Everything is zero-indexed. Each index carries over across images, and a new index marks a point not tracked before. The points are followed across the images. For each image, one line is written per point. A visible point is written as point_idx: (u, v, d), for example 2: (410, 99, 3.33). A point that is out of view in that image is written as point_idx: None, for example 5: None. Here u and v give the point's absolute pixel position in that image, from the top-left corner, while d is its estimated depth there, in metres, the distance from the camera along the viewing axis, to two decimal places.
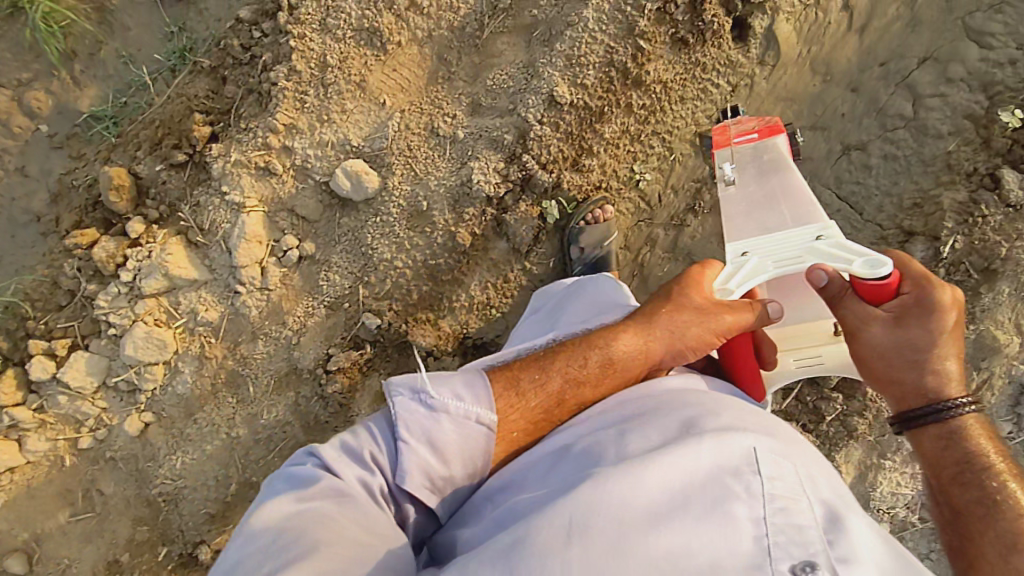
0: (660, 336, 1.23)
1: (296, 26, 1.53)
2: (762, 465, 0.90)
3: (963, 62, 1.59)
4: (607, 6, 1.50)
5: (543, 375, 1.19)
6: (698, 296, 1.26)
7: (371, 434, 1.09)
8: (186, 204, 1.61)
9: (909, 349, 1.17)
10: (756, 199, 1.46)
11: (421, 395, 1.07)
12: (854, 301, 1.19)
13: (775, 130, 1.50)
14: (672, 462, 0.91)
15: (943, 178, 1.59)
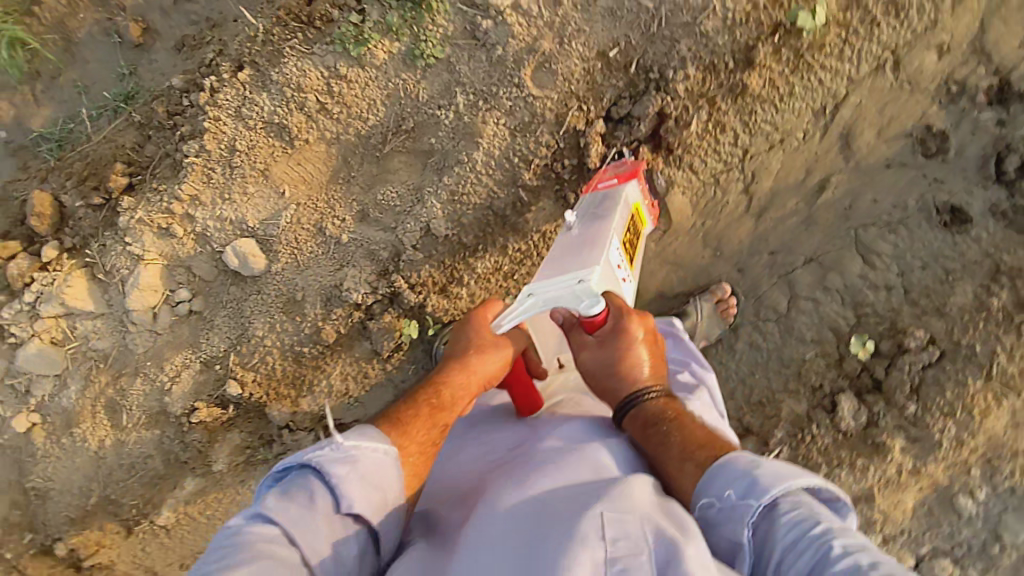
0: (472, 375, 1.31)
1: (213, 108, 1.63)
2: (616, 524, 0.96)
3: (841, 274, 1.62)
4: (496, 153, 1.57)
5: (411, 412, 1.25)
6: (482, 334, 1.36)
7: (301, 492, 1.03)
8: (95, 242, 1.75)
9: (612, 366, 1.26)
10: (578, 239, 1.31)
11: (339, 447, 1.07)
12: (579, 334, 1.28)
13: (633, 174, 1.46)
14: (524, 541, 0.98)
15: (790, 383, 1.63)
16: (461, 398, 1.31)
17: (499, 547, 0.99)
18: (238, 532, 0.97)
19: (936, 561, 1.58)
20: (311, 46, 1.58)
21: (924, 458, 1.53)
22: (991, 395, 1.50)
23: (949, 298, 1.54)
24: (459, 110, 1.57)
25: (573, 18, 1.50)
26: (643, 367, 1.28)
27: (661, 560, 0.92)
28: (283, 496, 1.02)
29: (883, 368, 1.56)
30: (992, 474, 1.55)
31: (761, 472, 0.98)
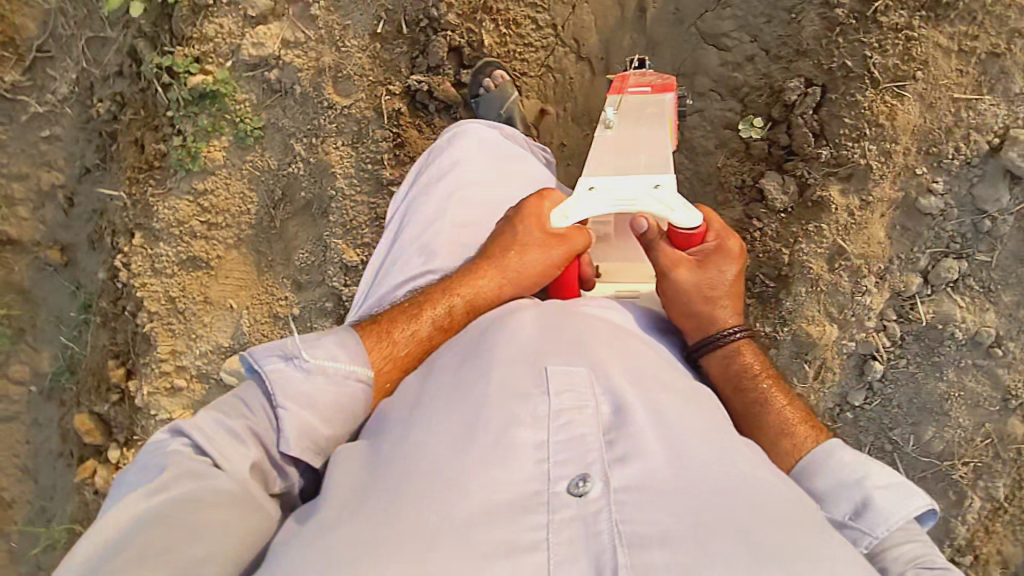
0: (509, 273, 1.10)
1: (137, 279, 1.81)
2: (565, 374, 0.85)
3: (706, 73, 1.59)
4: (354, 172, 1.67)
5: (412, 323, 1.03)
6: (533, 229, 1.13)
7: (241, 403, 0.88)
8: (135, 428, 1.97)
9: (708, 290, 1.08)
10: (625, 141, 1.22)
11: (296, 360, 0.89)
12: (670, 252, 1.09)
13: (668, 88, 1.34)
14: (467, 387, 0.85)
15: (720, 198, 1.61)
16: (482, 309, 1.08)
17: (422, 410, 0.84)
18: (163, 447, 0.83)
19: (942, 264, 1.48)
20: (165, 184, 1.73)
21: (864, 186, 1.47)
22: (888, 96, 1.42)
23: (802, 34, 1.49)
24: (304, 156, 1.68)
25: (334, 20, 1.60)
26: (731, 301, 1.10)
27: (611, 415, 0.81)
28: (220, 415, 0.86)
29: (785, 133, 1.53)
30: (940, 162, 1.43)
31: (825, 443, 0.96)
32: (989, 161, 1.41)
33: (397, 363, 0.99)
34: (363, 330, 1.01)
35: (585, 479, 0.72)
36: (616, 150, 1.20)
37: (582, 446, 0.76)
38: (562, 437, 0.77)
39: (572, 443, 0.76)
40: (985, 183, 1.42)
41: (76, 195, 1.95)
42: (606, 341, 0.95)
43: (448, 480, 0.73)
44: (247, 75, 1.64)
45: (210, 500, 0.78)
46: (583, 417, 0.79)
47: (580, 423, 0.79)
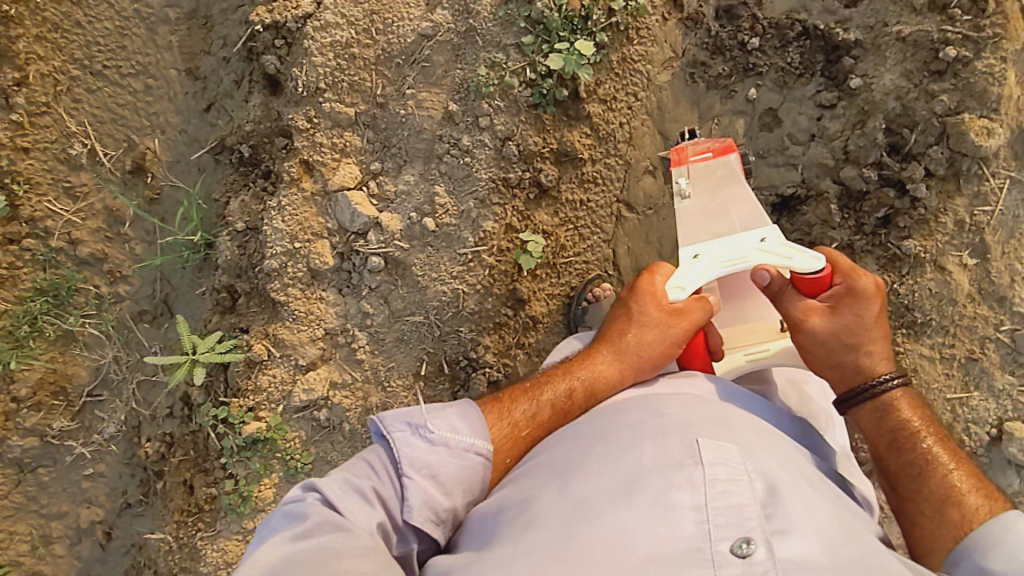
0: (630, 351, 1.36)
1: None
2: (718, 452, 1.01)
3: None
4: None
5: (531, 404, 1.29)
6: (655, 309, 1.39)
7: (372, 469, 1.09)
8: None
9: (847, 337, 1.29)
10: (709, 208, 1.55)
11: (424, 430, 1.11)
12: (798, 297, 1.32)
13: (728, 149, 1.60)
14: (631, 451, 1.02)
15: None
16: (602, 389, 1.33)
17: (593, 466, 1.02)
18: (297, 501, 1.03)
19: None
20: (213, 525, 1.76)
21: None
22: None
23: None
24: None
25: (378, 364, 1.74)
26: (875, 347, 1.31)
27: (765, 492, 0.95)
28: (348, 474, 1.07)
29: None
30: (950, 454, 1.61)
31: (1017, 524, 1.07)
32: (991, 450, 1.60)
33: (517, 440, 1.22)
34: (489, 406, 1.27)
35: (748, 542, 0.86)
36: (706, 218, 1.52)
37: (740, 511, 0.90)
38: (720, 504, 0.92)
39: (731, 510, 0.90)
40: (994, 471, 1.59)
41: (114, 530, 1.97)
42: (739, 425, 1.13)
43: (622, 544, 0.89)
44: (296, 416, 1.75)
45: (348, 540, 0.96)
46: (737, 489, 0.94)
47: (735, 493, 0.93)
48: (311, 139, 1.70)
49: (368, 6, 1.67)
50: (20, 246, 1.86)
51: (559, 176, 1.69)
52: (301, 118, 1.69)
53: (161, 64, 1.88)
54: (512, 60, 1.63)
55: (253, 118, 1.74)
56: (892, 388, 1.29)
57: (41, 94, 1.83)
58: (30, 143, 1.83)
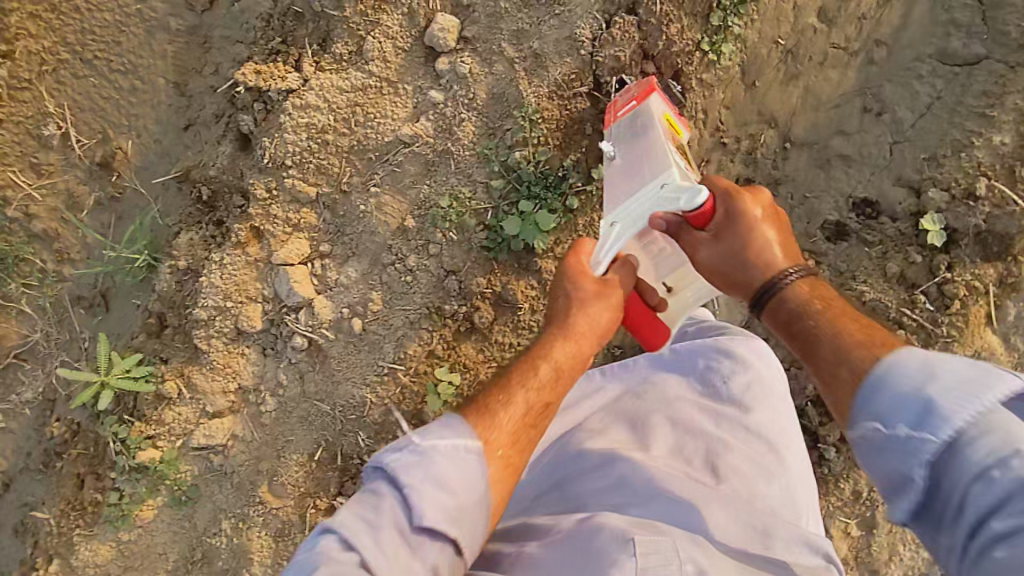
0: (580, 346, 1.16)
1: None
2: (651, 545, 1.05)
3: None
4: (270, 558, 1.85)
5: (456, 448, 1.24)
6: (580, 268, 1.23)
7: (376, 498, 0.92)
8: None
9: (738, 251, 1.14)
10: (634, 163, 1.34)
11: (415, 448, 0.93)
12: (689, 232, 1.18)
13: (648, 90, 1.38)
14: (566, 554, 1.07)
15: None
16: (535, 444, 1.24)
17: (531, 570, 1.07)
18: None
19: None
20: (90, 528, 1.91)
21: None
22: None
23: None
24: (227, 535, 1.86)
25: (280, 432, 1.81)
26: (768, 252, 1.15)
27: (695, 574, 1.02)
28: None
29: None
30: None
31: (947, 390, 0.82)
32: None
33: (441, 493, 1.18)
34: None
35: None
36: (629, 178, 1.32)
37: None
38: None
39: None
40: None
41: (13, 483, 2.05)
42: (676, 501, 1.18)
43: None
44: (192, 454, 1.84)
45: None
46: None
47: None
48: (266, 209, 1.70)
49: (353, 97, 1.62)
50: None
51: (493, 317, 1.69)
52: (261, 186, 1.69)
53: (150, 70, 1.84)
54: (477, 198, 1.60)
55: (219, 165, 1.74)
56: (790, 284, 1.10)
57: (24, 69, 1.81)
58: (4, 115, 1.83)
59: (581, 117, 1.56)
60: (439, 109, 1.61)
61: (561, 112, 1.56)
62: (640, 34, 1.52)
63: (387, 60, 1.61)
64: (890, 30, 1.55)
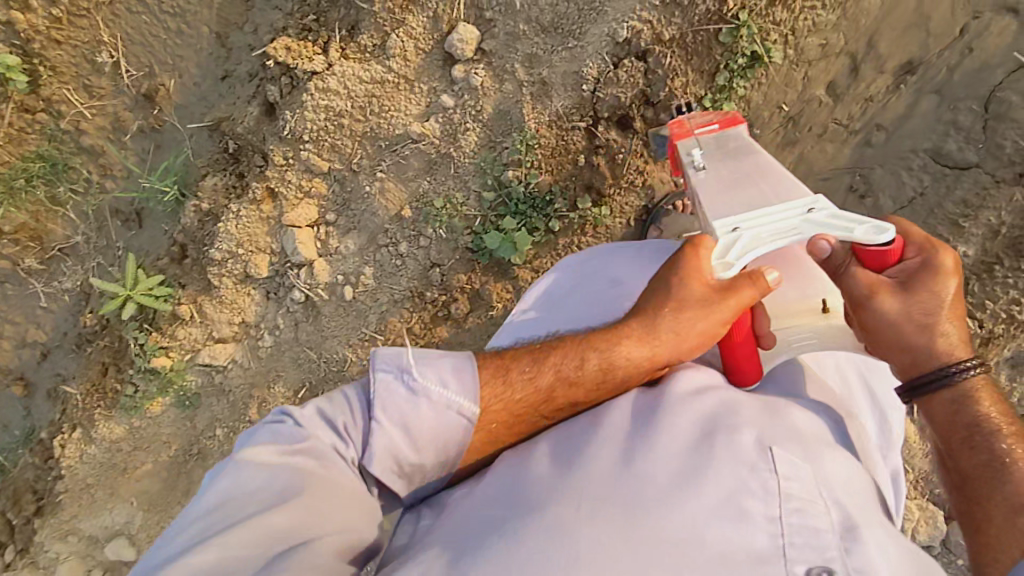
0: (678, 335, 1.19)
1: (65, 458, 2.27)
2: (793, 466, 1.02)
3: None
4: None
5: (532, 370, 1.17)
6: (697, 287, 1.19)
7: (347, 403, 1.10)
8: (26, 553, 2.38)
9: (923, 317, 1.16)
10: (735, 179, 1.39)
11: (408, 374, 1.08)
12: (861, 270, 1.18)
13: (735, 121, 1.48)
14: (728, 453, 1.01)
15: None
16: (618, 365, 1.18)
17: (650, 453, 1.01)
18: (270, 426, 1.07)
19: None
20: (109, 410, 2.20)
21: None
22: None
23: None
24: (219, 440, 2.16)
25: (272, 366, 2.05)
26: (956, 325, 1.18)
27: (840, 522, 0.97)
28: (320, 406, 1.10)
29: None
30: None
31: None
32: None
33: (507, 405, 1.13)
34: (486, 364, 1.16)
35: (826, 573, 0.89)
36: (733, 188, 1.36)
37: (818, 539, 0.93)
38: (794, 521, 0.94)
39: (808, 533, 0.93)
40: None
41: (49, 355, 2.35)
42: (816, 451, 1.08)
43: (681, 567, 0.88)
44: (197, 368, 2.10)
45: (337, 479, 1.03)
46: (812, 510, 0.96)
47: (809, 514, 0.95)
48: (282, 174, 1.87)
49: (371, 88, 1.75)
50: (33, 117, 2.07)
51: (468, 310, 1.84)
52: (279, 154, 1.85)
53: (199, 18, 1.99)
54: (469, 205, 1.74)
55: (246, 125, 1.90)
56: (971, 377, 1.17)
57: (85, 0, 1.97)
58: (63, 38, 2.00)
59: (574, 148, 1.66)
60: (448, 113, 1.72)
61: (556, 141, 1.66)
62: (645, 82, 1.58)
63: (407, 59, 1.73)
64: (893, 114, 1.60)
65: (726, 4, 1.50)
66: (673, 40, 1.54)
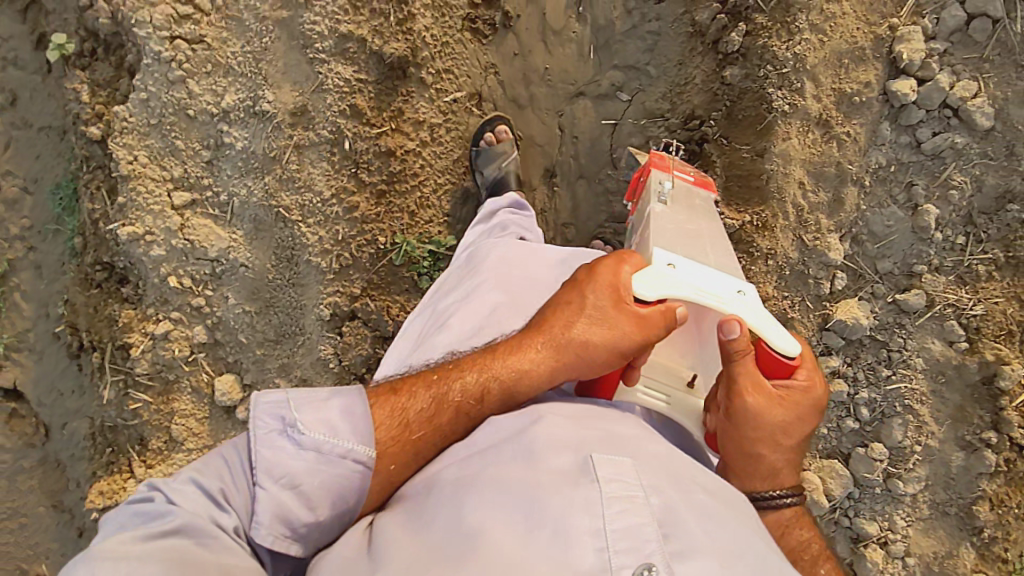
0: (580, 352, 1.09)
1: None
2: (613, 466, 0.91)
3: None
4: None
5: (429, 403, 1.05)
6: (602, 300, 1.10)
7: (225, 465, 0.94)
8: None
9: (781, 433, 1.08)
10: (685, 228, 1.37)
11: (293, 429, 0.93)
12: (751, 365, 1.06)
13: (709, 183, 1.51)
14: (550, 475, 0.90)
15: None
16: (518, 383, 1.08)
17: (481, 501, 0.88)
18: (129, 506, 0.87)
19: None
20: None
21: None
22: None
23: None
24: None
25: None
26: (795, 450, 1.11)
27: (660, 505, 0.87)
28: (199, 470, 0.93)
29: None
30: None
31: None
32: None
33: (404, 441, 1.01)
34: (378, 396, 1.05)
35: (648, 568, 0.79)
36: (685, 235, 1.33)
37: (641, 535, 0.82)
38: (617, 525, 0.83)
39: (630, 533, 0.82)
40: None
41: None
42: (637, 442, 1.00)
43: None
44: None
45: (221, 555, 0.85)
46: (634, 505, 0.85)
47: (633, 512, 0.84)
48: None
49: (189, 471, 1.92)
50: None
51: None
52: None
53: (27, 505, 2.12)
54: None
55: None
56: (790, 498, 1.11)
57: None
58: None
59: None
60: None
61: None
62: (371, 329, 1.78)
63: (197, 433, 1.90)
64: (566, 211, 1.79)
65: (379, 241, 1.72)
66: (365, 290, 1.76)
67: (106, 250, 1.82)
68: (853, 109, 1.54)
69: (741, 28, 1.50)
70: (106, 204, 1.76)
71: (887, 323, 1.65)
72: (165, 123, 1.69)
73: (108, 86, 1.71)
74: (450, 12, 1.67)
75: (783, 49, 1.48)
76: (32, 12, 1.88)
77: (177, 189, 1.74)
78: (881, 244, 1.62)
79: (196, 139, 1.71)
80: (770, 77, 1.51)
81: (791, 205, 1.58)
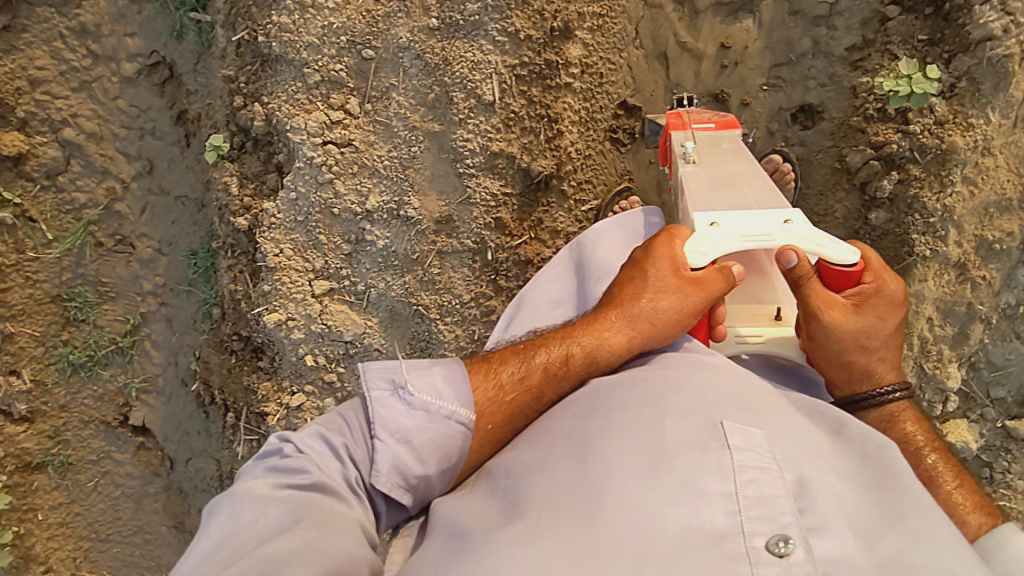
0: (637, 323, 1.03)
1: None
2: (745, 435, 0.82)
3: None
4: None
5: (518, 363, 1.03)
6: (663, 272, 1.05)
7: (349, 423, 0.93)
8: None
9: (862, 335, 1.03)
10: (719, 177, 1.32)
11: (405, 391, 0.92)
12: (816, 284, 1.02)
13: (732, 126, 1.47)
14: (676, 429, 0.83)
15: None
16: (594, 349, 1.03)
17: (610, 442, 0.84)
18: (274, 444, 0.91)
19: None
20: None
21: None
22: None
23: None
24: None
25: None
26: (886, 355, 1.07)
27: (795, 481, 0.78)
28: (324, 426, 0.92)
29: None
30: None
31: None
32: None
33: (503, 405, 0.98)
34: (472, 365, 1.03)
35: (786, 539, 0.71)
36: (722, 190, 1.27)
37: (774, 507, 0.74)
38: (750, 493, 0.76)
39: (761, 502, 0.75)
40: None
41: None
42: (768, 400, 0.92)
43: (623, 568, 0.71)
44: None
45: (338, 506, 0.85)
46: (769, 476, 0.77)
47: (765, 482, 0.76)
48: None
49: None
50: None
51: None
52: None
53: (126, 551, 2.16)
54: None
55: None
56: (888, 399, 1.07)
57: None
58: None
59: None
60: None
61: None
62: None
63: None
64: None
65: None
66: None
67: (244, 325, 1.87)
68: (991, 255, 1.59)
69: (894, 177, 1.59)
70: (248, 285, 1.81)
71: (992, 445, 1.73)
72: (311, 221, 1.71)
73: (256, 179, 1.76)
74: (595, 125, 1.76)
75: (934, 200, 1.55)
76: (169, 86, 1.91)
77: (318, 278, 1.76)
78: (998, 373, 1.68)
79: (338, 233, 1.73)
80: (916, 224, 1.58)
81: (917, 337, 1.63)
